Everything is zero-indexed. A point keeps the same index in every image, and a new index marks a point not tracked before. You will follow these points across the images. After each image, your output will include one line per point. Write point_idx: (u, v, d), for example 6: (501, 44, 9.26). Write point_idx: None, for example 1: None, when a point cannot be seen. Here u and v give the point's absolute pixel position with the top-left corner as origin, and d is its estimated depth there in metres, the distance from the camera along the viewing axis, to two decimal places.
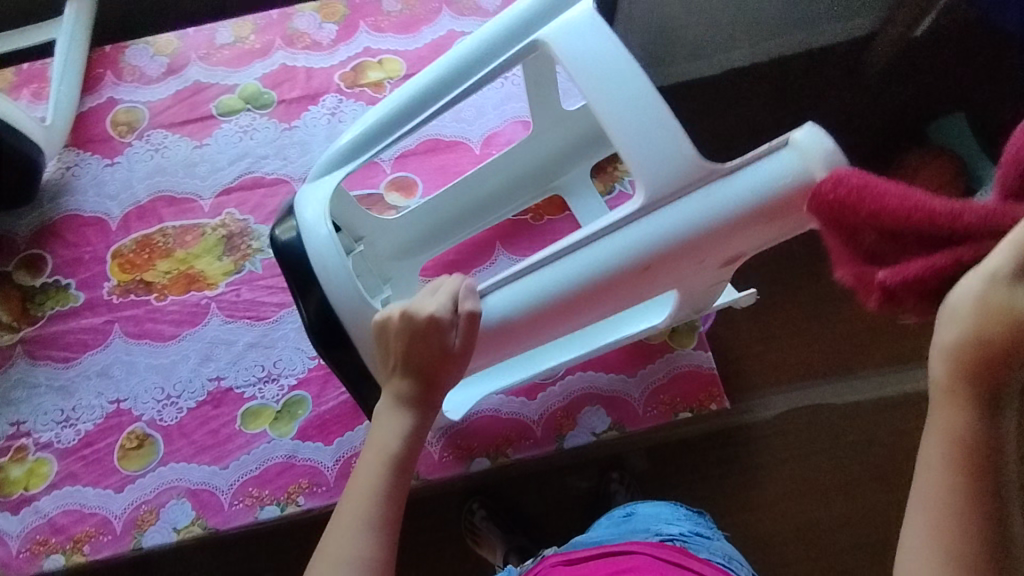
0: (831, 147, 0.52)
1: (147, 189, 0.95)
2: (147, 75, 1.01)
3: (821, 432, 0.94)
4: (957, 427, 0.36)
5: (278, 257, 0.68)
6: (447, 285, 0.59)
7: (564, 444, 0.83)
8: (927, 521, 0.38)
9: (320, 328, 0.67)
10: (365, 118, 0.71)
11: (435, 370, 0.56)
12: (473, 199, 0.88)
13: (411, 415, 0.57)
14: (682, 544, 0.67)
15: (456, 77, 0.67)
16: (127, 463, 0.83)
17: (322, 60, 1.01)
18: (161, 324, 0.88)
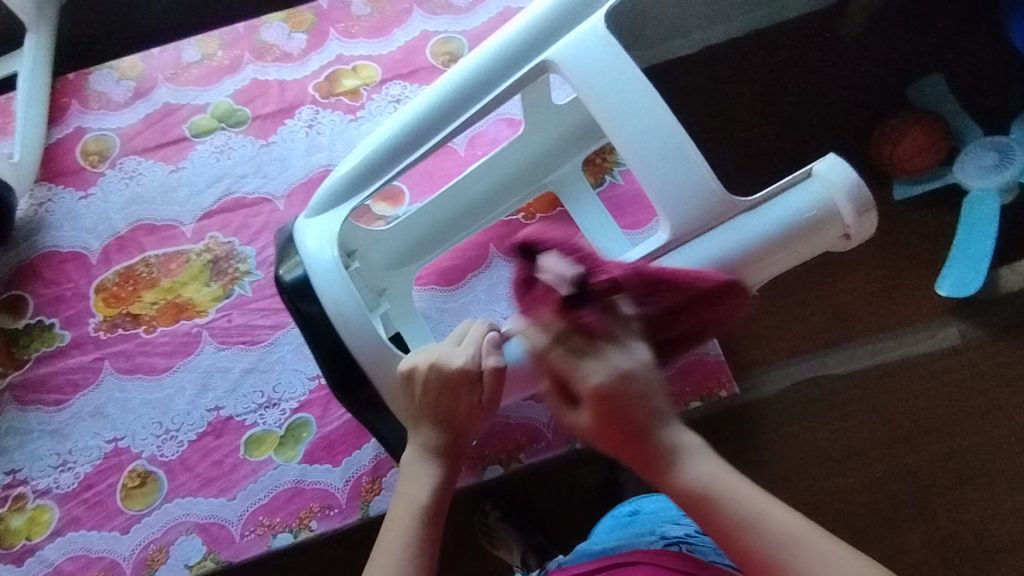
0: (849, 177, 0.60)
1: (125, 218, 0.92)
2: (115, 101, 0.98)
3: (827, 405, 0.94)
4: (656, 445, 0.45)
5: (285, 296, 0.67)
6: (472, 335, 0.60)
7: (577, 444, 0.83)
8: (731, 545, 0.41)
9: (336, 369, 0.67)
10: (362, 148, 0.70)
11: (465, 421, 0.57)
12: (466, 206, 0.85)
13: (437, 468, 0.56)
14: (687, 546, 0.59)
15: (453, 102, 0.66)
16: (131, 503, 0.81)
17: (294, 71, 0.98)
18: (152, 357, 0.86)
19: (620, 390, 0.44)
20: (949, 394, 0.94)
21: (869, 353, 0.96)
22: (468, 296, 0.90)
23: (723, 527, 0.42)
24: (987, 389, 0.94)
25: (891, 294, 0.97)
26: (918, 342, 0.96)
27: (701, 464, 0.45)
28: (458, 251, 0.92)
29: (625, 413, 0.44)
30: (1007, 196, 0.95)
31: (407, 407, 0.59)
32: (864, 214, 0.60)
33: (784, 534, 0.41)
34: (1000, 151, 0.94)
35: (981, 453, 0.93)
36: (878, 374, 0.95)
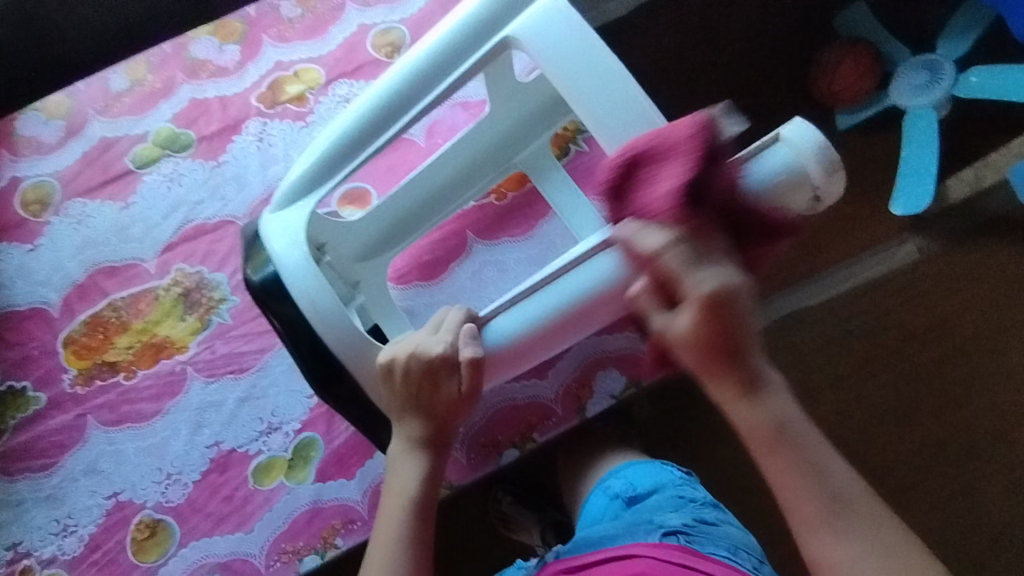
0: (817, 140, 0.56)
1: (82, 264, 0.87)
2: (46, 144, 0.92)
3: (803, 335, 1.04)
4: (766, 418, 0.50)
5: (256, 296, 0.64)
6: (449, 324, 0.63)
7: (587, 414, 0.83)
8: (855, 520, 0.49)
9: (315, 366, 0.64)
10: (321, 140, 0.67)
11: (445, 409, 0.64)
12: (431, 189, 0.84)
13: (423, 456, 0.66)
14: (685, 538, 0.65)
15: (414, 84, 0.64)
16: (145, 555, 0.78)
17: (232, 85, 0.94)
18: (139, 404, 0.82)
19: (726, 315, 0.47)
20: (918, 306, 1.04)
21: (842, 277, 1.05)
22: (453, 286, 0.88)
23: (786, 466, 0.50)
24: (951, 298, 1.04)
25: (848, 223, 1.06)
26: (888, 260, 1.04)
27: (784, 404, 0.50)
28: (436, 241, 0.90)
29: (703, 356, 0.48)
30: (941, 110, 1.02)
31: (390, 397, 0.64)
32: (832, 174, 0.56)
33: (842, 491, 0.50)
34: (929, 68, 1.01)
35: (953, 359, 1.03)
36: (852, 298, 1.04)
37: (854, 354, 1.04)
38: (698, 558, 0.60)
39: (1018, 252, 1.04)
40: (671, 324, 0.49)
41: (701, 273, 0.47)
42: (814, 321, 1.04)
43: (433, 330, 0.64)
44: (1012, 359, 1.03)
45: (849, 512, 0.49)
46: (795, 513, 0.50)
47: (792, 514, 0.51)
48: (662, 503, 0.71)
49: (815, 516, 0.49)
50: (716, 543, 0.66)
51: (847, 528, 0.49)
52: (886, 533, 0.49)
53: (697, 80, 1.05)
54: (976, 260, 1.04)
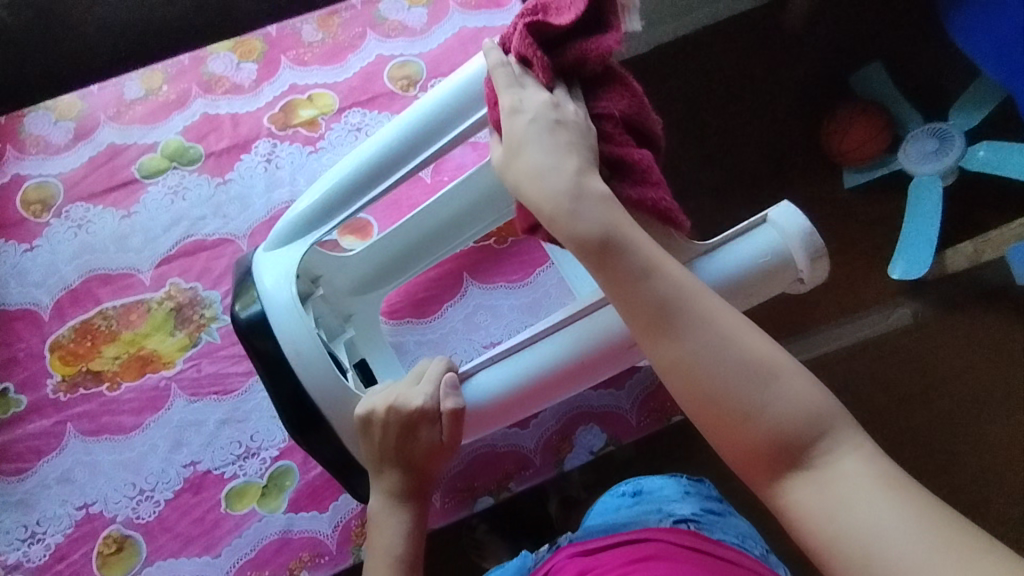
0: (804, 226, 0.57)
1: (77, 269, 0.87)
2: (54, 144, 0.92)
3: None
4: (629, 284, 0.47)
5: (241, 335, 0.64)
6: (429, 375, 0.62)
7: (565, 467, 0.83)
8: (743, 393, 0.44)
9: (293, 413, 0.64)
10: (322, 180, 0.67)
11: (427, 460, 0.62)
12: (431, 228, 0.83)
13: (406, 511, 0.64)
14: (696, 524, 0.65)
15: (419, 135, 0.64)
16: (109, 570, 0.77)
17: (246, 103, 0.94)
18: (119, 416, 0.82)
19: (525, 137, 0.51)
20: (909, 362, 1.05)
21: (832, 337, 1.06)
22: (445, 326, 0.89)
23: (626, 289, 0.47)
24: (942, 365, 1.05)
25: (843, 286, 1.08)
26: (881, 320, 1.07)
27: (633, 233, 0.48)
28: (432, 279, 0.91)
29: (524, 167, 0.50)
30: (947, 179, 1.05)
31: (369, 450, 0.63)
32: (813, 262, 0.57)
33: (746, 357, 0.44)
34: (940, 137, 1.04)
35: (940, 419, 1.04)
36: (845, 355, 1.06)
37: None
38: (708, 542, 0.57)
39: (1011, 326, 1.06)
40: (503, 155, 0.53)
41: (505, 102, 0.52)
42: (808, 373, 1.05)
43: (412, 380, 0.62)
44: (999, 428, 1.04)
45: (706, 327, 0.45)
46: (633, 324, 0.47)
47: (640, 332, 0.47)
48: (667, 492, 0.70)
49: (650, 320, 0.46)
50: (722, 532, 0.65)
51: (708, 341, 0.45)
52: (752, 346, 0.45)
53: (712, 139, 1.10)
54: (968, 330, 1.06)
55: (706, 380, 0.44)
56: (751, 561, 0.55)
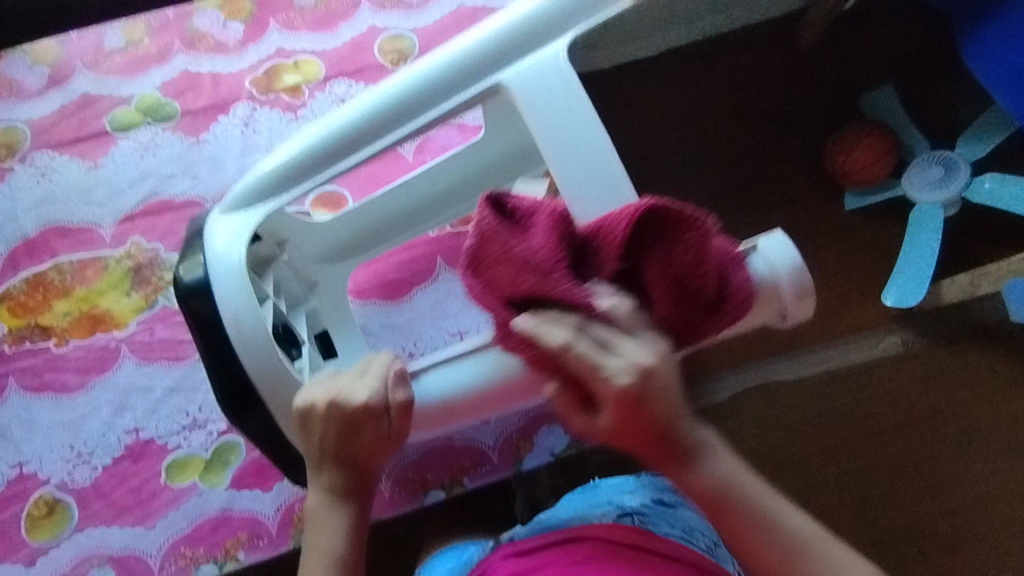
0: (793, 261, 0.53)
1: (36, 219, 0.84)
2: (26, 89, 0.89)
3: (771, 408, 1.01)
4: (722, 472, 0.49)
5: (178, 297, 0.60)
6: (376, 370, 0.57)
7: (522, 467, 0.80)
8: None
9: (226, 384, 0.60)
10: (293, 143, 0.64)
11: (366, 459, 0.57)
12: (401, 209, 0.79)
13: (344, 511, 0.57)
14: (639, 519, 0.63)
15: (394, 108, 0.61)
16: (36, 534, 0.74)
17: (229, 64, 0.91)
18: (64, 374, 0.79)
19: (643, 397, 0.44)
20: (896, 398, 1.02)
21: (814, 360, 1.03)
22: (413, 310, 0.85)
23: (736, 524, 0.48)
24: (925, 400, 1.02)
25: (835, 305, 1.04)
26: (870, 347, 1.03)
27: (723, 459, 0.49)
28: (403, 261, 0.87)
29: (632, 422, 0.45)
30: (949, 210, 0.99)
31: (308, 444, 0.57)
32: (800, 300, 0.54)
33: (797, 535, 0.48)
34: (946, 166, 0.97)
35: (918, 460, 1.01)
36: (826, 379, 1.02)
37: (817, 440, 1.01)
38: (646, 539, 0.55)
39: (1000, 365, 1.03)
40: (598, 357, 0.43)
41: (620, 353, 0.44)
42: (784, 391, 1.02)
43: (354, 374, 0.57)
44: (979, 471, 1.00)
45: (804, 557, 0.47)
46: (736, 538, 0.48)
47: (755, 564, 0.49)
48: (622, 487, 0.70)
49: (717, 509, 0.49)
50: (670, 523, 0.63)
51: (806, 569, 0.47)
52: (837, 565, 0.47)
53: None
54: (955, 365, 1.03)
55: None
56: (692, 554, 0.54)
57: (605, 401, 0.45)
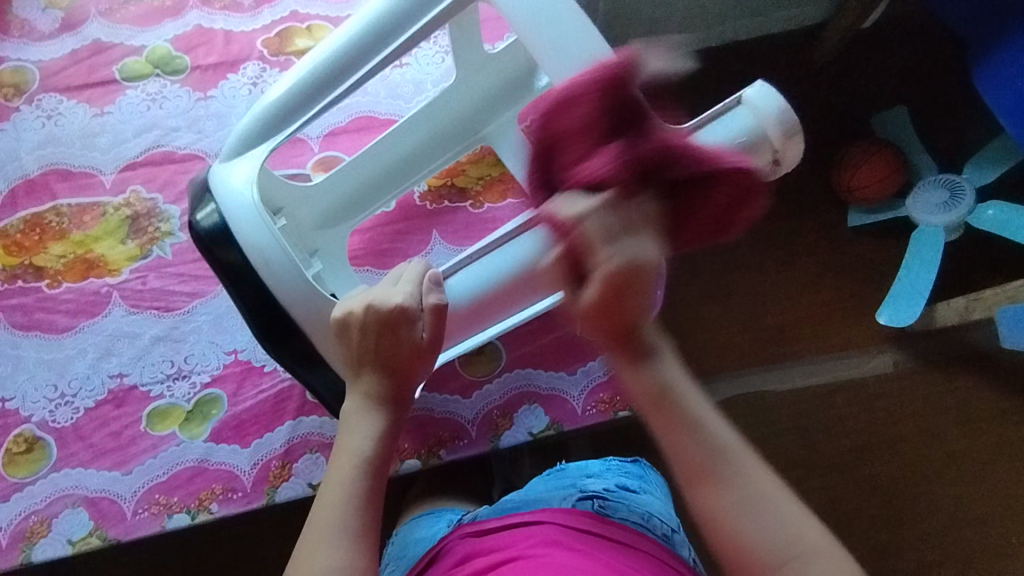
0: (776, 104, 0.58)
1: (38, 160, 0.84)
2: (38, 31, 0.89)
3: (765, 415, 1.07)
4: (643, 375, 0.48)
5: (203, 244, 0.61)
6: (411, 276, 0.58)
7: (499, 443, 0.80)
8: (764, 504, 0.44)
9: (262, 320, 0.61)
10: (294, 74, 0.64)
11: (407, 365, 0.55)
12: (403, 155, 0.79)
13: (380, 414, 0.55)
14: (601, 501, 0.65)
15: (390, 23, 0.62)
16: (13, 469, 0.75)
17: (243, 22, 0.91)
18: (54, 315, 0.79)
19: (622, 292, 0.44)
20: (889, 415, 1.08)
21: (807, 372, 1.09)
22: None
23: (672, 425, 0.46)
24: (910, 421, 1.07)
25: (821, 323, 1.11)
26: (864, 365, 1.09)
27: (672, 367, 0.48)
28: (398, 230, 0.84)
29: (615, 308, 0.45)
30: (951, 233, 1.08)
31: (346, 355, 0.57)
32: (789, 137, 0.58)
33: (720, 444, 0.45)
34: (951, 190, 1.07)
35: (909, 473, 1.06)
36: (822, 391, 1.08)
37: (813, 451, 1.07)
38: (602, 525, 0.56)
39: (986, 393, 1.08)
40: (602, 241, 0.44)
41: (622, 244, 0.44)
42: (777, 400, 1.08)
43: (391, 280, 0.59)
44: (956, 495, 1.05)
45: (725, 463, 0.45)
46: (674, 440, 0.46)
47: (681, 472, 0.46)
48: (586, 470, 0.72)
49: (652, 396, 0.47)
50: (629, 510, 0.64)
51: (719, 483, 0.44)
52: (756, 477, 0.44)
53: None
54: (944, 390, 1.08)
55: (734, 518, 0.43)
56: (648, 543, 0.56)
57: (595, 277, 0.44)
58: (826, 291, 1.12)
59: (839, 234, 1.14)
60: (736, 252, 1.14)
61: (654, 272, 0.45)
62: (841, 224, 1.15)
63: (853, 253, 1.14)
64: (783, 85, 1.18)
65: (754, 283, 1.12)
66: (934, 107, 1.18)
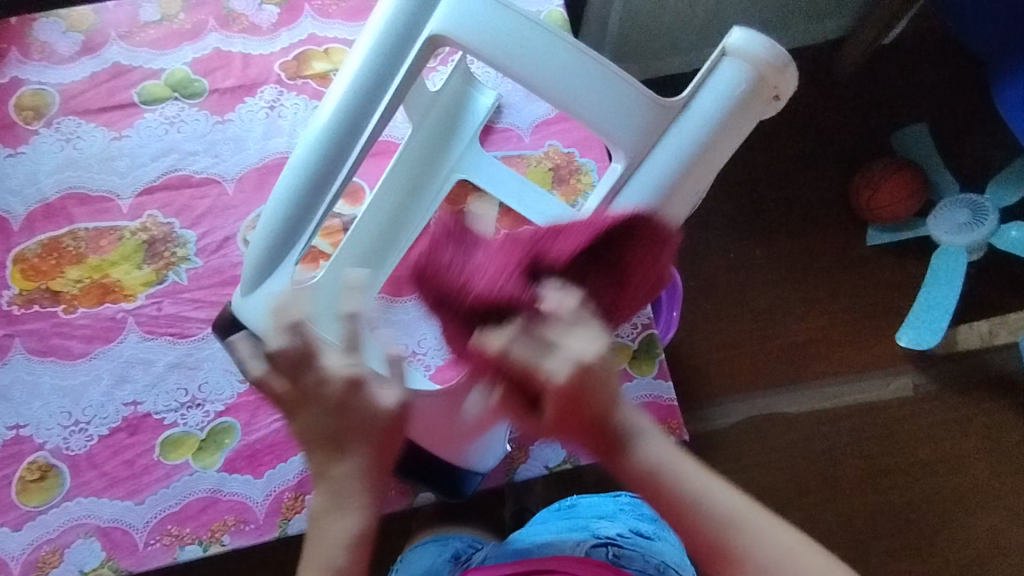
0: (760, 42, 0.58)
1: (56, 184, 0.84)
2: (59, 54, 0.89)
3: (780, 437, 1.05)
4: (645, 464, 0.52)
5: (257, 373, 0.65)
6: (348, 332, 0.52)
7: (515, 476, 0.79)
8: (776, 548, 0.50)
9: None
10: (306, 141, 0.62)
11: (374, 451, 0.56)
12: (411, 174, 0.78)
13: (354, 510, 0.56)
14: (615, 550, 0.63)
15: (383, 68, 0.61)
16: (26, 498, 0.74)
17: (261, 46, 0.90)
18: (69, 340, 0.79)
19: (581, 391, 0.46)
20: (915, 436, 1.05)
21: (825, 395, 1.07)
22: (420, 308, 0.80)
23: (680, 501, 0.52)
24: (936, 445, 1.05)
25: (838, 340, 1.09)
26: (886, 385, 1.07)
27: (651, 448, 0.52)
28: None
29: (596, 400, 0.48)
30: (973, 254, 1.06)
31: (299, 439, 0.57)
32: (784, 69, 0.58)
33: (722, 513, 0.51)
34: (973, 210, 1.05)
35: (940, 495, 1.03)
36: (847, 413, 1.06)
37: (832, 473, 1.04)
38: None
39: (1011, 417, 1.06)
40: (538, 359, 0.45)
41: (557, 353, 0.45)
42: (790, 420, 1.05)
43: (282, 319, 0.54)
44: (981, 526, 1.02)
45: (732, 531, 0.51)
46: (691, 541, 0.52)
47: (697, 549, 0.52)
48: (599, 511, 0.71)
49: (647, 483, 0.52)
50: (644, 561, 0.63)
51: (735, 558, 0.51)
52: (761, 527, 0.51)
53: (753, 164, 1.15)
54: (967, 414, 1.06)
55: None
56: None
57: (550, 392, 0.45)
58: (843, 312, 1.10)
59: (858, 255, 1.12)
60: (755, 273, 1.11)
61: (609, 351, 0.46)
62: (862, 245, 1.12)
63: (874, 277, 1.11)
64: (802, 107, 1.17)
65: (773, 307, 1.10)
66: (960, 128, 1.15)
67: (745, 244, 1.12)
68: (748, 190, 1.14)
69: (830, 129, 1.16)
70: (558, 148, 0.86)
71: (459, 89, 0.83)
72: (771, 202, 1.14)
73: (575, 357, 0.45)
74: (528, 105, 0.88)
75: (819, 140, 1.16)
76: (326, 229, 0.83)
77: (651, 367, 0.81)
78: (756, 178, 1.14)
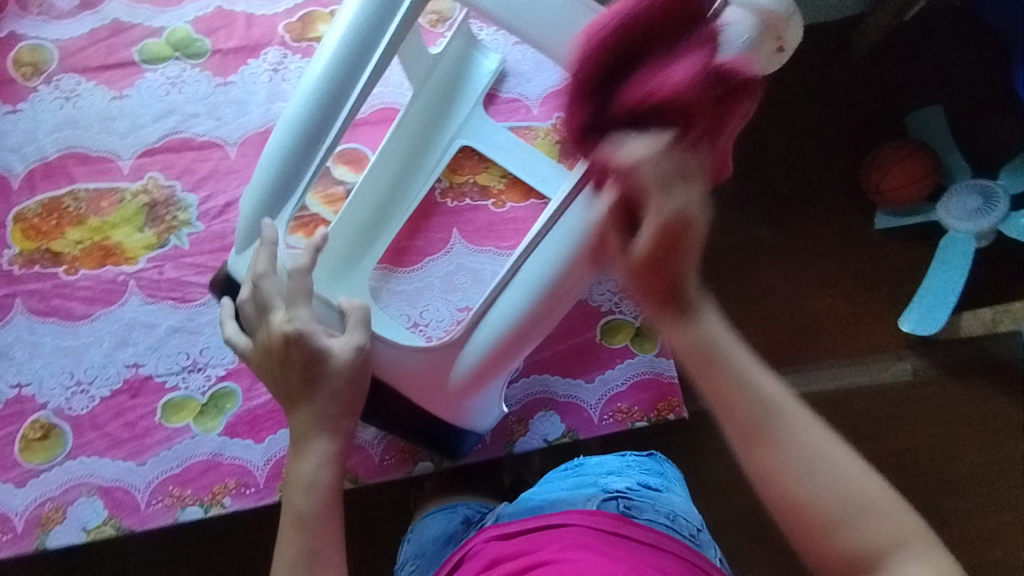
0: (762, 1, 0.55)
1: (56, 143, 0.83)
2: (57, 8, 0.87)
3: None
4: (687, 331, 0.45)
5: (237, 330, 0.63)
6: (302, 286, 0.61)
7: (514, 449, 0.79)
8: (817, 436, 0.44)
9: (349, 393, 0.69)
10: (300, 91, 0.61)
11: (342, 393, 0.60)
12: (410, 138, 0.78)
13: (326, 441, 0.59)
14: (624, 500, 0.64)
15: (379, 19, 0.60)
16: (29, 456, 0.75)
17: (265, 5, 0.88)
18: (71, 302, 0.79)
19: (673, 241, 0.42)
20: (910, 420, 1.05)
21: (822, 377, 1.07)
22: (423, 279, 0.78)
23: (718, 382, 0.45)
24: (931, 429, 1.05)
25: (840, 319, 1.09)
26: (883, 369, 1.07)
27: (712, 320, 0.46)
28: (416, 226, 0.80)
29: (682, 241, 0.43)
30: (981, 241, 1.05)
31: (274, 389, 0.60)
32: (788, 22, 0.56)
33: (764, 398, 0.45)
34: (984, 196, 1.03)
35: (933, 478, 1.04)
36: (844, 397, 1.06)
37: None
38: (632, 526, 0.55)
39: (1010, 404, 1.06)
40: (654, 187, 0.42)
41: (670, 192, 0.42)
42: None
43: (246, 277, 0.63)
44: (977, 506, 1.03)
45: (773, 417, 0.44)
46: (731, 427, 0.45)
47: (730, 435, 0.45)
48: (606, 468, 0.71)
49: (693, 353, 0.45)
50: (654, 510, 0.64)
51: (770, 438, 0.44)
52: (800, 427, 0.44)
53: (764, 142, 1.13)
54: (964, 399, 1.06)
55: (794, 470, 0.43)
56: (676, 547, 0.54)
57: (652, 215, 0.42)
58: (850, 296, 1.09)
59: (865, 237, 1.11)
60: (762, 252, 1.10)
61: (702, 213, 0.43)
62: (870, 228, 1.11)
63: (882, 259, 1.10)
64: (816, 84, 1.14)
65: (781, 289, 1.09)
66: (977, 109, 1.13)
67: (752, 223, 1.11)
68: (757, 168, 1.12)
69: (846, 107, 1.14)
70: (567, 121, 0.85)
71: (465, 49, 0.82)
72: (782, 181, 1.12)
73: (666, 205, 0.42)
74: (538, 75, 0.86)
75: (834, 117, 1.14)
76: (328, 197, 0.80)
77: (654, 344, 0.81)
78: (766, 156, 1.13)
